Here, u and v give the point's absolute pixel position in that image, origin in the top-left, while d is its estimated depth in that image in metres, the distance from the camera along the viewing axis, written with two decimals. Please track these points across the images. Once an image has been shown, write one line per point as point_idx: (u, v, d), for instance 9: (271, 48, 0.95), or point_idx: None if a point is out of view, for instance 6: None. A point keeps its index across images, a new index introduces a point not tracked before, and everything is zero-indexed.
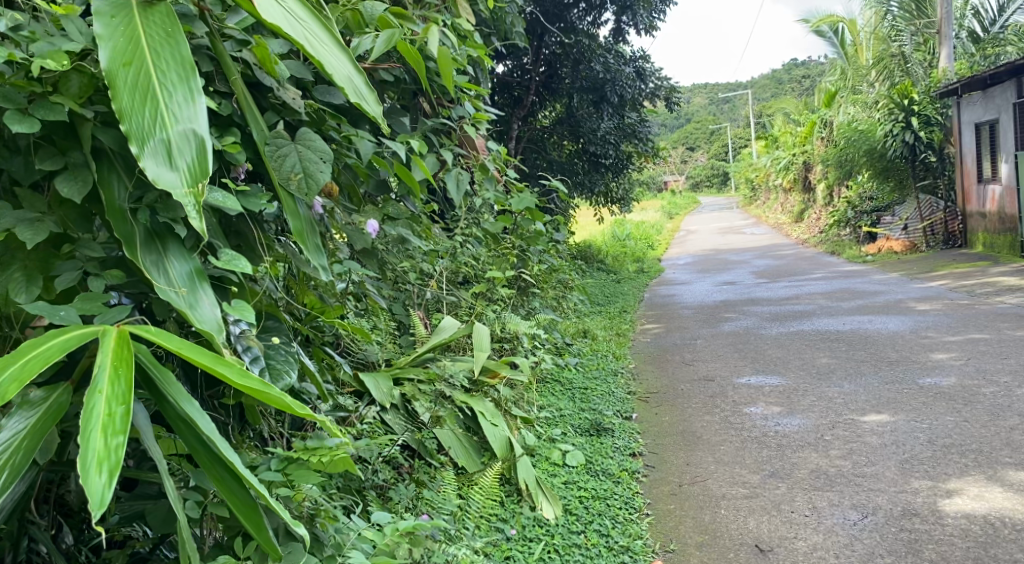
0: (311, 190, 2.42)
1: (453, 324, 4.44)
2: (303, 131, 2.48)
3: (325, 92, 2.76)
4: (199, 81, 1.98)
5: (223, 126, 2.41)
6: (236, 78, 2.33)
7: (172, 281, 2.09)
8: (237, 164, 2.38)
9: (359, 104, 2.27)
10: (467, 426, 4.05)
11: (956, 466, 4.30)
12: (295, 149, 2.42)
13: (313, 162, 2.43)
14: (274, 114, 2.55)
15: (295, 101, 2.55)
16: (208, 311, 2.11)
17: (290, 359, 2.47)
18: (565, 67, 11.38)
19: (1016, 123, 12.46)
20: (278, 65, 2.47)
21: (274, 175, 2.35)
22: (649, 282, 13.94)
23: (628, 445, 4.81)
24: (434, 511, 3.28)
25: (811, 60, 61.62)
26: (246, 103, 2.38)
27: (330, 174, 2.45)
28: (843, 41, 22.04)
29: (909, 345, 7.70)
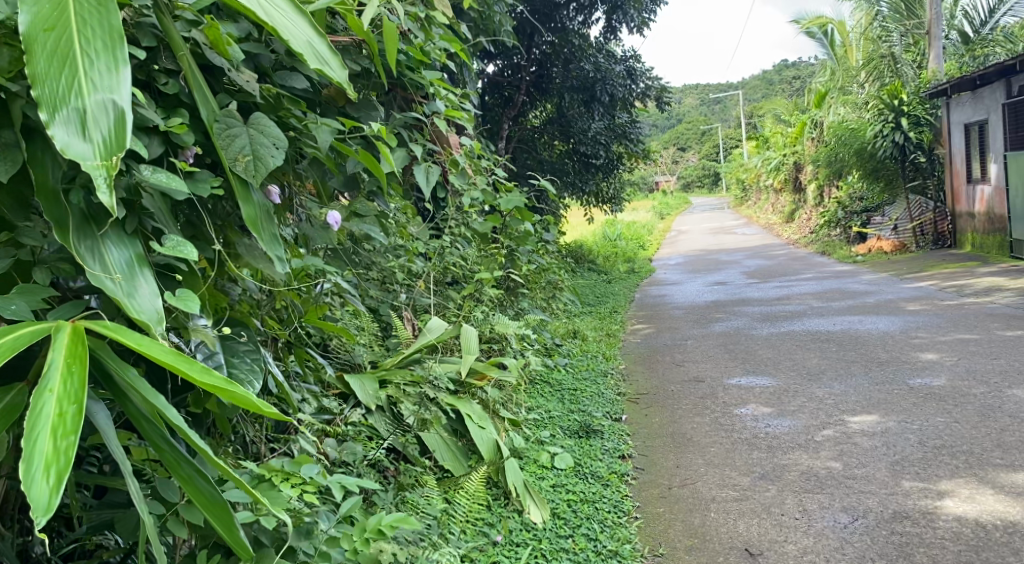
0: (259, 175, 2.29)
1: (440, 325, 4.41)
2: (257, 115, 2.36)
3: (286, 77, 2.61)
4: (125, 50, 1.87)
5: (171, 106, 2.30)
6: (184, 55, 2.23)
7: (108, 267, 1.99)
8: (187, 149, 2.27)
9: (319, 69, 2.22)
10: (454, 429, 3.99)
11: (947, 467, 4.27)
12: (247, 131, 2.31)
13: (264, 146, 2.32)
14: (227, 96, 2.41)
15: (249, 85, 2.40)
16: (147, 299, 2.01)
17: (254, 370, 2.41)
18: (555, 67, 11.34)
19: (1005, 123, 12.44)
20: (230, 46, 2.35)
21: (220, 155, 2.24)
22: (640, 282, 13.91)
23: (618, 446, 4.77)
24: (418, 516, 3.21)
25: (802, 62, 61.78)
26: (196, 82, 2.27)
27: (282, 159, 2.34)
28: (833, 42, 22.09)
29: (898, 345, 7.69)
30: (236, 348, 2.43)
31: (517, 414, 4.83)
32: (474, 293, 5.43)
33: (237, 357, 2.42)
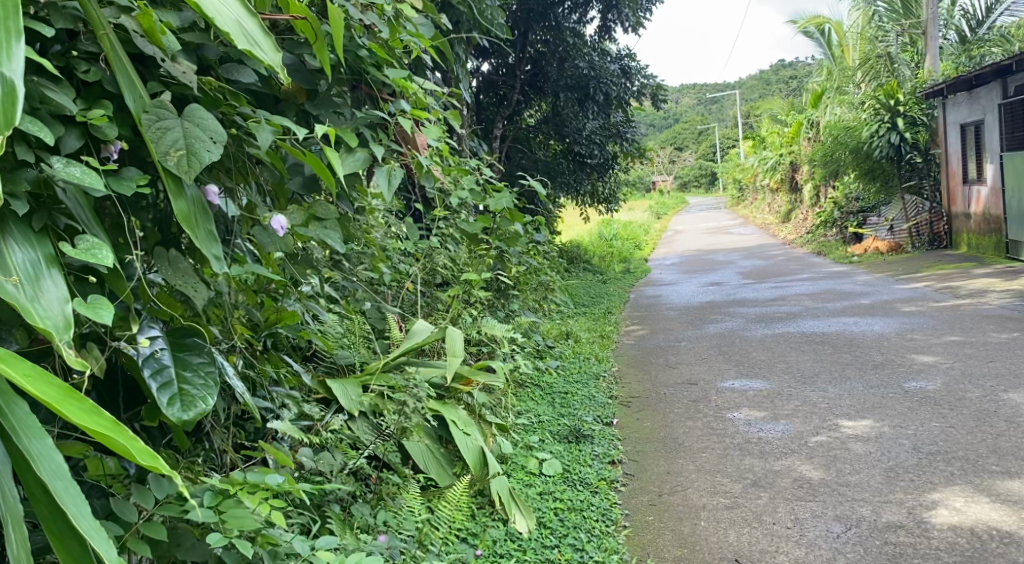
0: (193, 169, 2.09)
1: (425, 326, 4.32)
2: (192, 107, 2.16)
3: (233, 70, 2.40)
4: (19, 21, 1.69)
5: (95, 96, 2.11)
6: (107, 37, 2.05)
7: (10, 270, 1.81)
8: (110, 142, 2.10)
9: (248, 50, 2.07)
10: (439, 435, 3.91)
11: (942, 475, 4.19)
12: (181, 124, 2.11)
13: (199, 140, 2.12)
14: (159, 86, 2.20)
15: (185, 76, 2.20)
16: (53, 305, 1.83)
17: (208, 385, 2.21)
18: (550, 65, 11.24)
19: (1001, 123, 12.36)
20: (166, 35, 2.15)
21: (149, 148, 2.04)
22: (635, 283, 13.84)
23: (608, 452, 4.69)
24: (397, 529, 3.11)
25: (798, 62, 61.83)
26: (121, 66, 2.09)
27: (220, 155, 2.14)
28: (829, 41, 22.04)
29: (894, 348, 7.62)
30: (189, 360, 2.24)
31: (505, 419, 4.74)
32: (463, 295, 5.35)
33: (189, 369, 2.22)
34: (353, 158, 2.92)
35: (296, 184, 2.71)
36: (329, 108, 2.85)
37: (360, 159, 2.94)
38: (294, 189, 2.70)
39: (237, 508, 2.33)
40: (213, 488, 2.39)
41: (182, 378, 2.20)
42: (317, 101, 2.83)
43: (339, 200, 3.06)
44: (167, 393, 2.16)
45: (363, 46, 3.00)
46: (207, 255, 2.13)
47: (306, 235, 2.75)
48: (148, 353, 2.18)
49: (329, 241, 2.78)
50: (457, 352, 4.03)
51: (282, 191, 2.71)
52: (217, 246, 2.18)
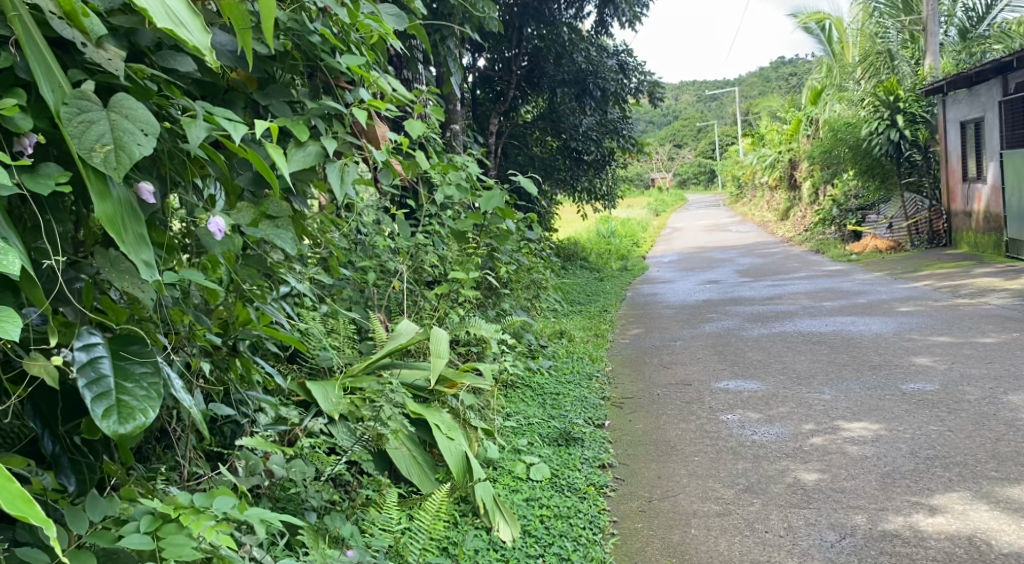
0: (122, 167, 1.98)
1: (410, 328, 4.22)
2: (120, 96, 2.05)
3: (168, 58, 2.27)
4: None
5: (7, 83, 1.99)
6: (20, 18, 1.91)
7: None
8: (26, 134, 1.98)
9: (173, 33, 1.98)
10: (422, 439, 3.80)
11: (939, 480, 4.08)
12: (106, 116, 2.00)
13: (128, 133, 2.01)
14: (80, 73, 2.08)
15: (110, 64, 2.07)
16: None
17: (150, 396, 2.10)
18: (547, 61, 11.11)
19: (1001, 121, 12.25)
20: (87, 18, 2.02)
21: (68, 143, 1.92)
22: (632, 281, 13.71)
23: (597, 455, 4.58)
24: (369, 550, 2.98)
25: (798, 60, 61.70)
26: (35, 51, 1.94)
27: (152, 148, 2.03)
28: (829, 38, 21.91)
29: (892, 348, 7.51)
30: (131, 369, 2.12)
31: (493, 422, 4.63)
32: (449, 294, 5.25)
33: (130, 380, 2.11)
34: (304, 151, 2.71)
35: (242, 181, 2.56)
36: (281, 99, 2.72)
37: (313, 152, 2.72)
38: (242, 186, 2.56)
39: (178, 535, 2.21)
40: (152, 512, 2.27)
41: (122, 390, 2.09)
42: (269, 91, 2.71)
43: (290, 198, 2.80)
44: (100, 408, 2.02)
45: (313, 30, 2.75)
46: (133, 260, 1.99)
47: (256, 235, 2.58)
48: (85, 361, 2.06)
49: (280, 241, 2.62)
50: (442, 353, 3.95)
51: (232, 189, 2.51)
52: (147, 250, 2.05)
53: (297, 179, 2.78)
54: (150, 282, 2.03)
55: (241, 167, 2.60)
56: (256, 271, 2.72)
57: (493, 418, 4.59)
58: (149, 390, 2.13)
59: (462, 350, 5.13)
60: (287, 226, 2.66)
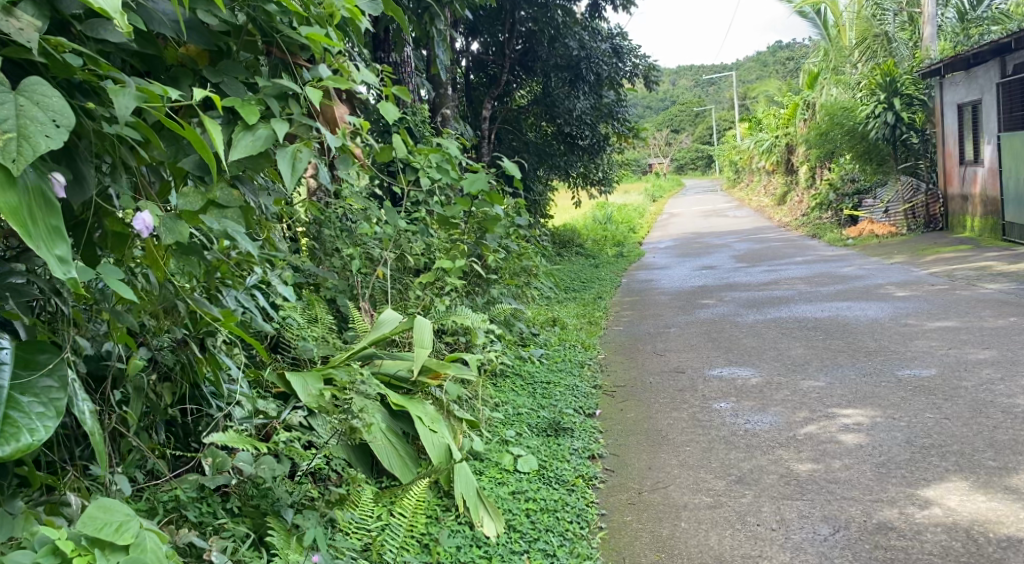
0: (22, 157, 1.82)
1: (395, 316, 4.15)
2: (32, 80, 1.90)
3: (95, 28, 2.13)
4: None
5: None
6: None
7: None
8: None
9: None
10: (405, 432, 3.69)
11: (935, 470, 3.99)
12: (14, 101, 1.86)
13: (37, 121, 1.86)
14: None
15: (20, 34, 1.92)
16: None
17: (44, 413, 2.09)
18: (541, 45, 10.97)
19: (999, 104, 12.12)
20: None
21: None
22: (628, 266, 13.60)
23: (587, 446, 4.49)
24: (342, 551, 2.88)
25: (794, 44, 61.53)
26: None
27: (64, 142, 1.87)
28: (825, 22, 21.70)
29: (888, 334, 7.40)
30: (36, 383, 2.13)
31: (479, 413, 4.52)
32: (433, 282, 5.14)
33: (28, 393, 2.10)
34: (253, 134, 2.53)
35: (188, 165, 2.33)
36: (233, 76, 2.58)
37: (263, 136, 2.53)
38: (188, 170, 2.33)
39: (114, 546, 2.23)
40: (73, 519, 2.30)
41: (16, 404, 2.08)
42: (220, 68, 2.57)
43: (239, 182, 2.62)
44: None
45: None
46: (42, 256, 1.85)
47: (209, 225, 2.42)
48: None
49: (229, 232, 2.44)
50: (424, 342, 3.83)
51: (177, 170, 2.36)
52: (61, 243, 1.90)
53: (247, 165, 2.59)
54: (62, 279, 1.88)
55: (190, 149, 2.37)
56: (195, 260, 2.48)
57: (480, 409, 4.49)
58: (48, 406, 2.13)
59: (449, 340, 5.03)
60: (236, 216, 2.49)
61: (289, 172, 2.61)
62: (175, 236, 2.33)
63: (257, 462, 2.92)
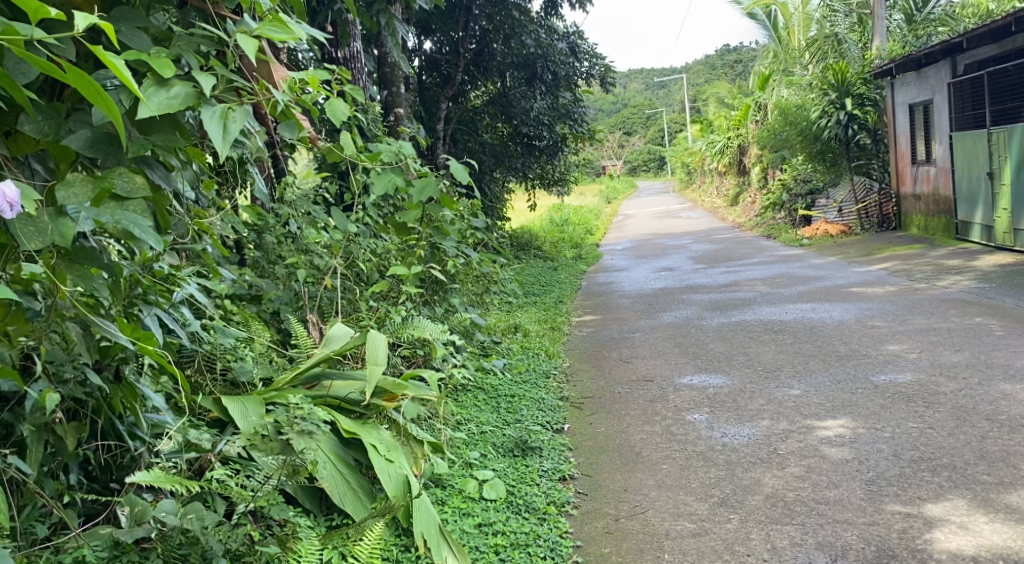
0: None
1: (346, 332, 3.77)
2: None
3: None
4: None
5: None
6: None
7: None
8: None
9: None
10: (358, 461, 3.34)
11: (929, 487, 3.73)
12: None
13: None
14: None
15: None
16: None
17: None
18: (496, 43, 10.62)
19: (950, 103, 12.00)
20: None
21: None
22: (587, 269, 13.30)
23: (557, 466, 4.16)
24: None
25: (743, 46, 61.95)
26: None
27: None
28: (775, 24, 21.66)
29: (856, 337, 7.18)
30: None
31: (440, 433, 4.19)
32: (384, 291, 4.80)
33: None
34: (169, 92, 2.32)
35: (76, 144, 2.14)
36: (133, 24, 2.30)
37: (180, 94, 2.33)
38: (76, 150, 2.15)
39: None
40: None
41: None
42: (116, 15, 2.29)
43: (147, 167, 2.33)
44: None
45: None
46: None
47: (101, 221, 2.18)
48: None
49: (137, 230, 2.21)
50: (378, 360, 3.44)
51: (61, 154, 2.18)
52: None
53: (156, 145, 2.30)
54: None
55: (79, 127, 2.17)
56: (87, 269, 2.21)
57: (440, 430, 4.15)
58: None
59: (406, 353, 4.67)
60: (141, 208, 2.26)
61: (219, 133, 2.45)
62: (43, 239, 2.06)
63: (182, 512, 2.55)
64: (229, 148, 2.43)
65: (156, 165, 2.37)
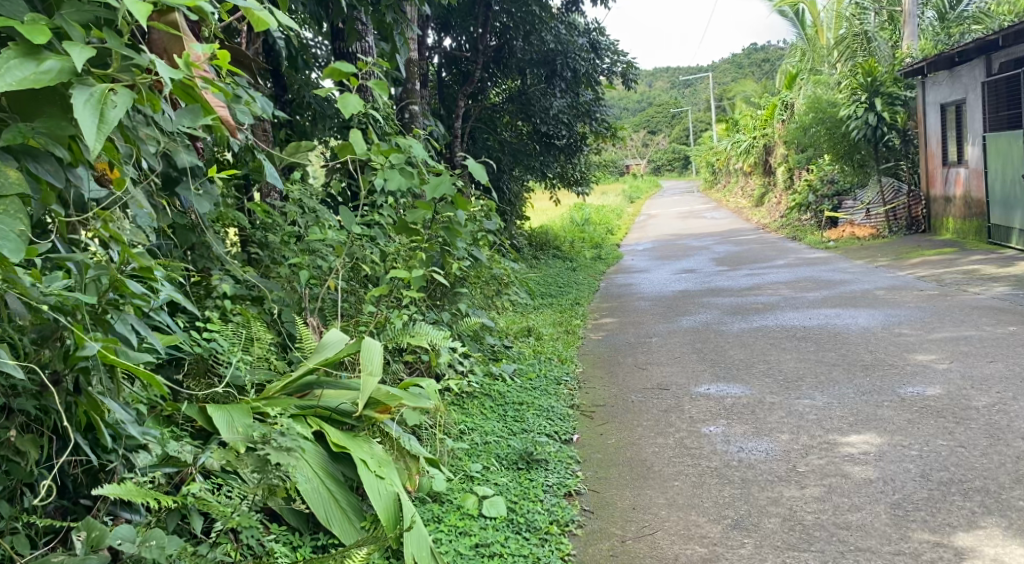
0: None
1: (339, 339, 3.57)
2: None
3: None
4: None
5: None
6: None
7: None
8: None
9: None
10: (347, 476, 3.15)
11: (959, 514, 3.51)
12: None
13: None
14: None
15: None
16: None
17: None
18: (516, 39, 10.41)
19: (984, 103, 11.67)
20: None
21: None
22: (606, 270, 13.07)
23: (562, 481, 3.97)
24: None
25: (771, 46, 61.33)
26: None
27: None
28: (803, 22, 21.29)
29: (883, 345, 6.92)
30: None
31: (441, 444, 4.01)
32: (387, 296, 4.62)
33: None
34: (40, 66, 2.13)
35: None
36: None
37: (52, 70, 2.14)
38: None
39: None
40: None
41: None
42: None
43: (31, 159, 2.24)
44: None
45: None
46: None
47: None
48: None
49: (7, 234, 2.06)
50: (374, 370, 3.26)
51: None
52: None
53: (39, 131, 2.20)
54: None
55: None
56: None
57: (441, 440, 3.97)
58: None
59: (408, 359, 4.48)
60: (15, 207, 2.12)
61: (91, 132, 2.10)
62: None
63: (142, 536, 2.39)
64: (106, 141, 2.14)
65: (43, 157, 2.26)
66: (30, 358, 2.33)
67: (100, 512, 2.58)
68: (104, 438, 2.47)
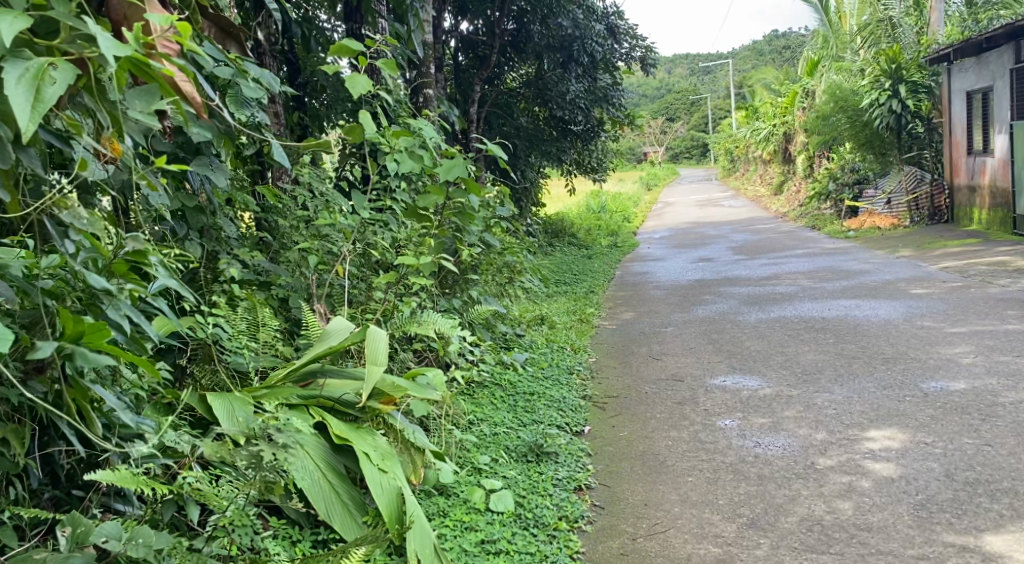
0: None
1: (343, 326, 3.46)
2: None
3: None
4: None
5: None
6: None
7: None
8: None
9: None
10: (349, 470, 3.05)
11: (986, 516, 3.39)
12: None
13: None
14: None
15: None
16: None
17: None
18: (533, 23, 10.28)
19: (1013, 90, 11.42)
20: None
21: None
22: (622, 258, 12.93)
23: (572, 475, 3.85)
24: None
25: (792, 32, 60.64)
26: None
27: None
28: (827, 7, 20.90)
29: (905, 338, 6.76)
30: None
31: (448, 434, 3.90)
32: (398, 281, 4.44)
33: None
34: None
35: None
36: None
37: None
38: None
39: None
40: None
41: None
42: None
43: None
44: None
45: None
46: None
47: None
48: None
49: None
50: (379, 359, 3.15)
51: None
52: None
53: None
54: None
55: None
56: None
57: (449, 432, 3.86)
58: None
59: (416, 348, 4.37)
60: None
61: (20, 110, 1.94)
62: None
63: (127, 534, 2.30)
64: (34, 122, 1.96)
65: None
66: (14, 351, 2.25)
67: (89, 502, 2.50)
68: (92, 424, 2.38)
